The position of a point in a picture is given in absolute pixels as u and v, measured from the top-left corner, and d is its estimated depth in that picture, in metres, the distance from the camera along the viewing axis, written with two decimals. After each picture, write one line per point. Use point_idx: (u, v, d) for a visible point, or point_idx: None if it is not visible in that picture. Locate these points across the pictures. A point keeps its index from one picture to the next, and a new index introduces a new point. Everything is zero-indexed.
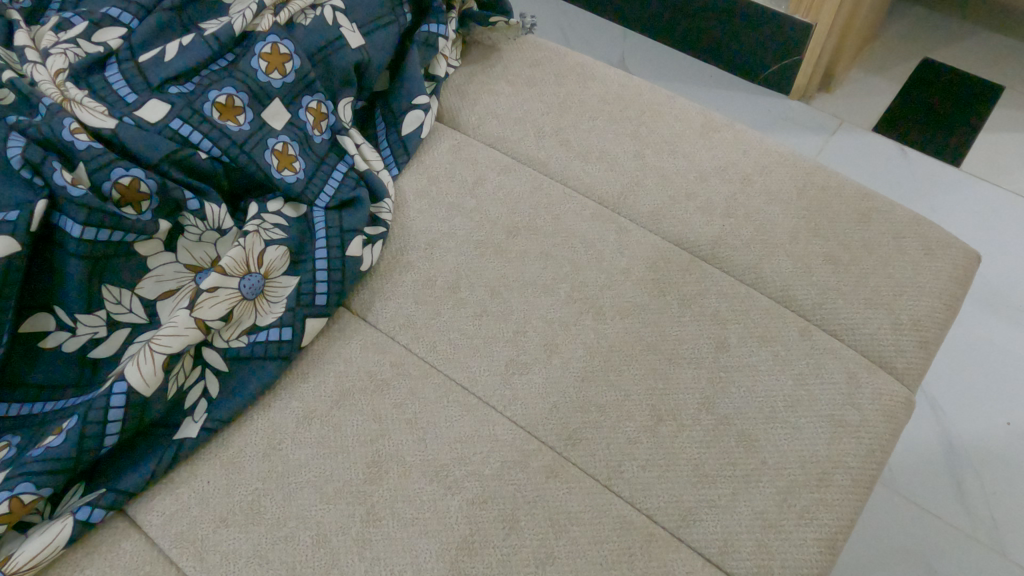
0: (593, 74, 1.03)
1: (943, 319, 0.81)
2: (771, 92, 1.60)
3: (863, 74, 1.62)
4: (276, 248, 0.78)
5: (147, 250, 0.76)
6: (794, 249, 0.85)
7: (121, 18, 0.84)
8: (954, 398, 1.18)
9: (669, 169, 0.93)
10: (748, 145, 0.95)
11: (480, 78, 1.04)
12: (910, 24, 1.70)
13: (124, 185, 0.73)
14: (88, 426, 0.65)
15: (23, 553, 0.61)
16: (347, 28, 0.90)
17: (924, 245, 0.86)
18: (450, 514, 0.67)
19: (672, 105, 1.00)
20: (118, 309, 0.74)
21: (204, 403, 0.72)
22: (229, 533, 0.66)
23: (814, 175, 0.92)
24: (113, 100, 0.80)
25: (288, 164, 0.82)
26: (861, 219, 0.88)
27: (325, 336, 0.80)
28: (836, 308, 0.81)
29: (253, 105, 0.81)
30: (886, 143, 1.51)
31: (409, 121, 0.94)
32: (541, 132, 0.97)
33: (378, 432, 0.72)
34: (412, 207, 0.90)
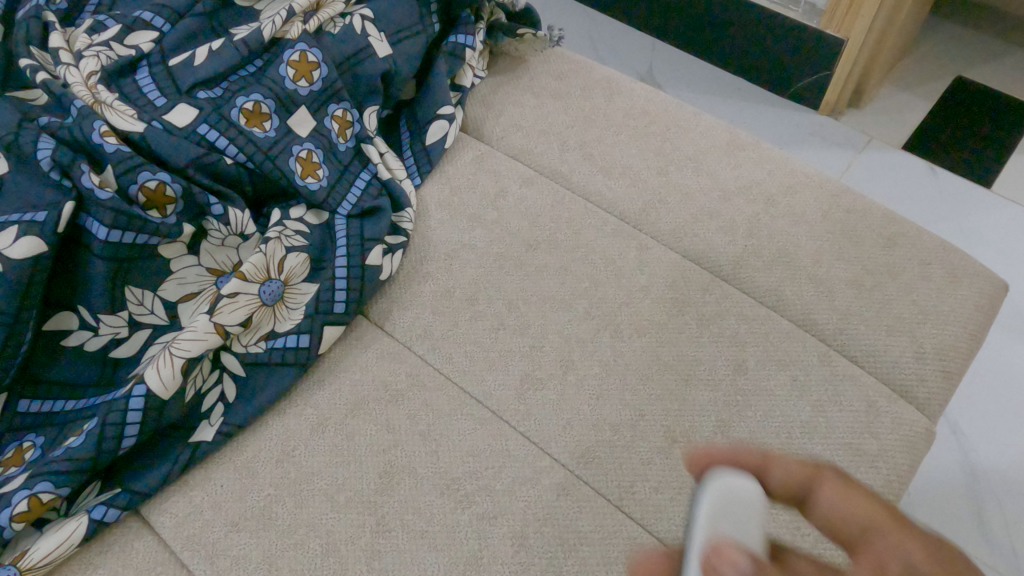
0: (619, 88, 1.03)
1: (967, 348, 0.79)
2: (800, 106, 1.59)
3: (895, 92, 1.59)
4: (296, 254, 0.79)
5: (170, 253, 0.77)
6: (817, 273, 0.84)
7: (154, 22, 0.86)
8: (977, 423, 1.16)
9: (692, 187, 0.92)
10: (773, 165, 0.94)
11: (507, 88, 1.04)
12: (945, 41, 1.68)
13: (151, 189, 0.74)
14: (108, 427, 0.66)
15: (38, 550, 0.62)
16: (375, 38, 0.90)
17: (950, 273, 0.84)
18: (460, 529, 0.67)
19: (698, 121, 1.00)
20: (140, 310, 0.75)
21: (220, 407, 0.73)
22: (240, 538, 0.66)
23: (840, 197, 0.90)
24: (142, 104, 0.81)
25: (312, 171, 0.82)
26: (887, 244, 0.86)
27: (343, 344, 0.80)
28: (858, 335, 0.80)
29: (279, 113, 0.82)
30: (915, 161, 1.49)
31: (433, 132, 0.94)
32: (565, 145, 0.97)
33: (391, 443, 0.72)
34: (433, 217, 0.90)
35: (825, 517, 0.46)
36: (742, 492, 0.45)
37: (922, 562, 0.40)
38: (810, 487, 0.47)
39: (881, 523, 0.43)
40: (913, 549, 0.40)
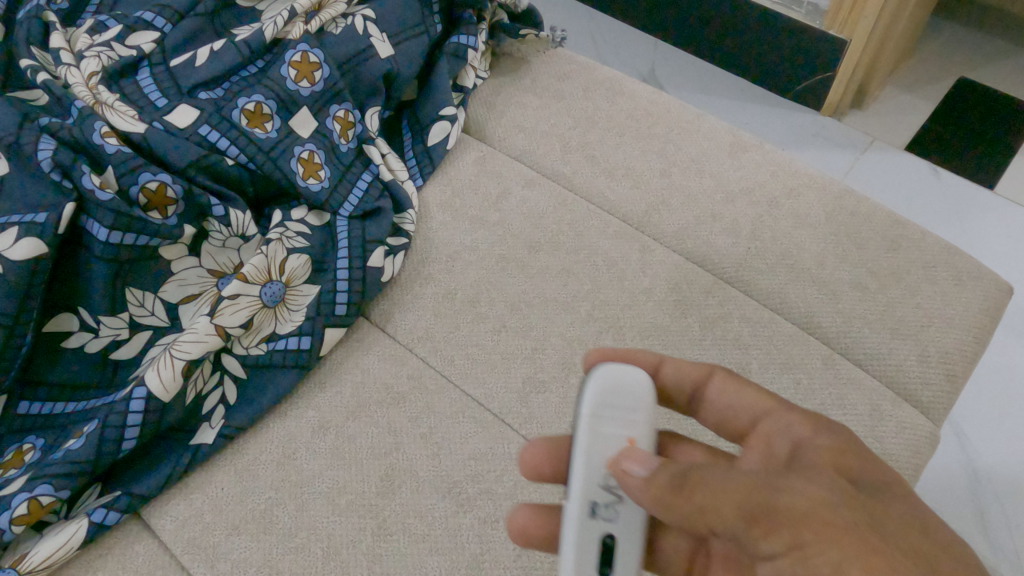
0: (622, 89, 1.03)
1: (972, 352, 0.79)
2: (802, 107, 1.58)
3: (897, 93, 1.59)
4: (298, 256, 0.79)
5: (170, 254, 0.76)
6: (820, 275, 0.83)
7: (155, 22, 0.85)
8: (980, 426, 1.16)
9: (695, 189, 0.92)
10: (776, 167, 0.94)
11: (509, 89, 1.03)
12: (948, 42, 1.67)
13: (151, 190, 0.74)
14: (108, 429, 0.65)
15: (38, 553, 0.61)
16: (377, 38, 0.89)
17: (955, 276, 0.83)
18: (462, 533, 0.67)
19: (701, 123, 0.99)
20: (140, 312, 0.74)
21: (221, 410, 0.73)
22: (240, 542, 0.66)
23: (844, 200, 0.90)
24: (143, 104, 0.80)
25: (313, 172, 0.82)
26: (891, 246, 0.85)
27: (344, 346, 0.80)
28: (862, 338, 0.79)
29: (281, 113, 0.82)
30: (918, 163, 1.48)
31: (435, 132, 0.94)
32: (568, 146, 0.96)
33: (392, 446, 0.72)
34: (435, 218, 0.90)
35: (717, 406, 0.61)
36: (619, 383, 0.57)
37: (805, 437, 0.54)
38: (699, 382, 0.62)
39: (765, 406, 0.58)
40: (797, 427, 0.55)
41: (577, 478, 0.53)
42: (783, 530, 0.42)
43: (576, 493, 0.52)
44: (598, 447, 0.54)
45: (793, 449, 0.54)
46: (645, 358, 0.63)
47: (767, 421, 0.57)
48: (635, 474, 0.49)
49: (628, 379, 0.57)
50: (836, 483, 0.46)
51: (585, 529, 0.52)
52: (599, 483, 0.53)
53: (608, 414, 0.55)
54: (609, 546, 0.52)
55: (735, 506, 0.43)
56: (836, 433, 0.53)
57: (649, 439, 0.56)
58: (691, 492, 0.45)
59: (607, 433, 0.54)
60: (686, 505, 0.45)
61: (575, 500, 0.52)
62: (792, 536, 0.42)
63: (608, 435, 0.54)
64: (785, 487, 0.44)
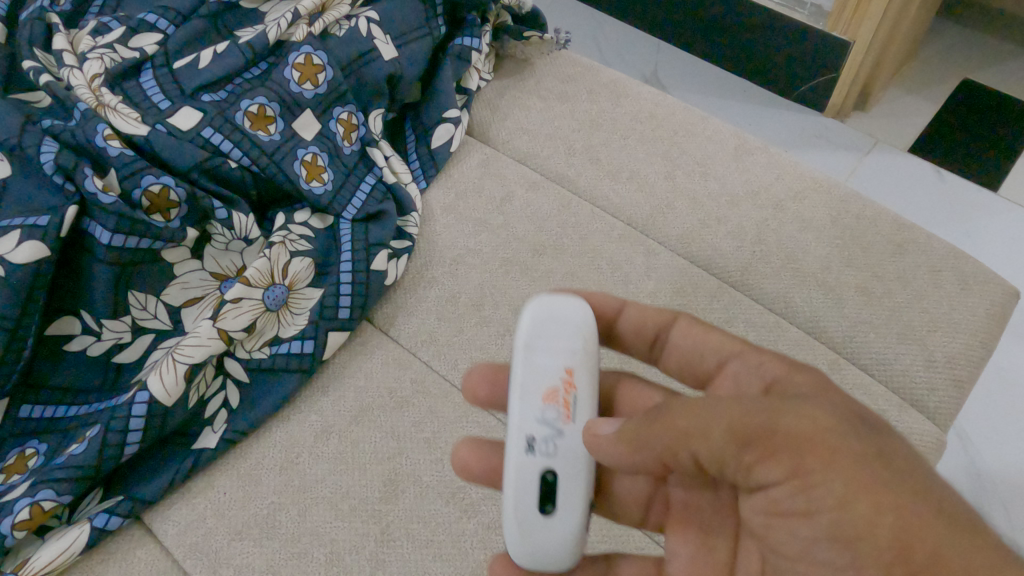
0: (626, 91, 1.02)
1: (978, 356, 0.78)
2: (806, 109, 1.58)
3: (901, 95, 1.58)
4: (301, 260, 0.79)
5: (174, 257, 0.77)
6: (826, 279, 0.83)
7: (158, 24, 0.85)
8: (985, 429, 1.15)
9: (700, 192, 0.91)
10: (781, 170, 0.93)
11: (513, 92, 1.03)
12: (953, 44, 1.66)
13: (154, 194, 0.73)
14: (110, 434, 0.65)
15: (39, 559, 0.61)
16: (380, 40, 0.89)
17: (961, 281, 0.83)
18: (465, 539, 0.66)
19: (705, 125, 0.99)
20: (143, 315, 0.74)
21: (224, 414, 0.72)
22: (243, 547, 0.66)
23: (849, 203, 0.89)
24: (146, 106, 0.80)
25: (316, 175, 0.82)
26: (897, 251, 0.85)
27: (347, 349, 0.79)
28: (867, 342, 0.79)
29: (284, 116, 0.82)
30: (922, 165, 1.48)
31: (439, 135, 0.93)
32: (572, 149, 0.96)
33: (395, 451, 0.71)
34: (438, 221, 0.89)
35: (682, 348, 0.63)
36: (552, 313, 0.58)
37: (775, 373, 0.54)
38: (662, 326, 0.63)
39: (732, 348, 0.59)
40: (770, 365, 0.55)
41: (513, 416, 0.55)
42: (782, 455, 0.44)
43: (513, 433, 0.55)
44: (532, 382, 0.56)
45: (768, 383, 0.54)
46: (607, 303, 0.64)
47: (734, 362, 0.59)
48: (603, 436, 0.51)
49: (562, 309, 0.58)
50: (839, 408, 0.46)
51: (524, 467, 0.54)
52: (536, 421, 0.55)
53: (543, 347, 0.57)
54: (550, 479, 0.54)
55: (727, 427, 0.45)
56: (812, 369, 0.53)
57: (587, 365, 0.57)
58: (669, 420, 0.47)
59: (543, 366, 0.56)
60: (665, 431, 0.47)
61: (514, 437, 0.55)
62: (793, 462, 0.43)
63: (541, 367, 0.56)
64: (784, 410, 0.44)
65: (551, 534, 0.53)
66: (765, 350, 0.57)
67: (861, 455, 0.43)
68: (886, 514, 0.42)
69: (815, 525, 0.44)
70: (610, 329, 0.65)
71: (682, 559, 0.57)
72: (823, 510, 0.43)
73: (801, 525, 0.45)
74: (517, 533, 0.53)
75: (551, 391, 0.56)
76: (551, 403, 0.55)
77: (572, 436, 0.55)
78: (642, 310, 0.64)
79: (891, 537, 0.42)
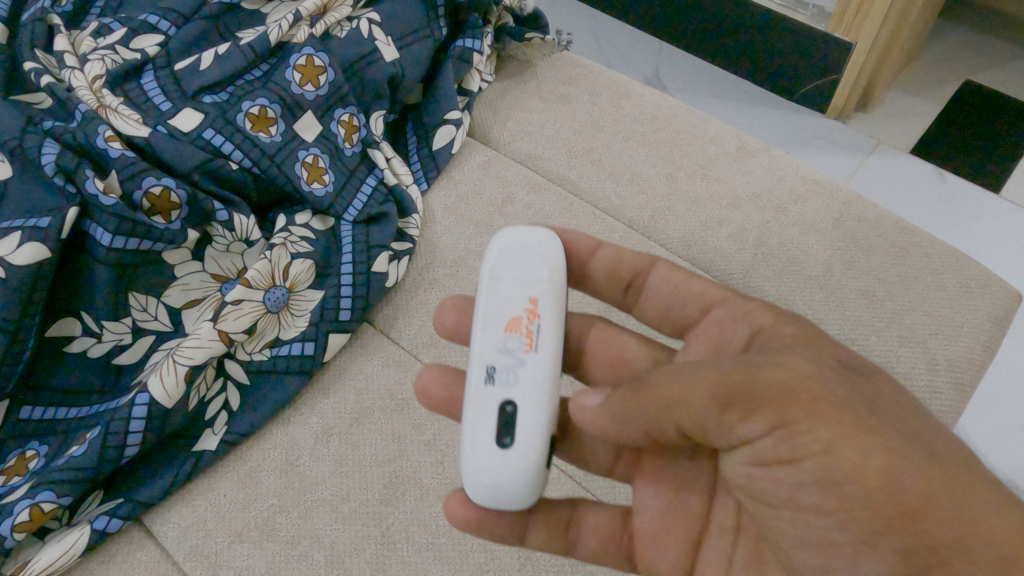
0: (628, 93, 1.02)
1: (980, 360, 0.78)
2: (808, 110, 1.58)
3: (903, 96, 1.58)
4: (302, 261, 0.78)
5: (174, 259, 0.76)
6: (827, 282, 0.83)
7: (160, 25, 0.85)
8: (990, 432, 1.15)
9: (701, 194, 0.91)
10: (783, 172, 0.93)
11: (514, 93, 1.03)
12: (955, 45, 1.66)
13: (155, 195, 0.73)
14: (110, 436, 0.65)
15: (40, 560, 0.61)
16: (382, 42, 0.89)
17: (963, 284, 0.82)
18: (466, 541, 0.66)
19: (707, 127, 0.98)
20: (144, 316, 0.74)
21: (224, 416, 0.72)
22: (243, 549, 0.66)
23: (851, 205, 0.89)
24: (147, 108, 0.80)
25: (318, 177, 0.82)
26: (899, 253, 0.85)
27: (348, 351, 0.79)
28: (869, 345, 0.78)
29: (286, 117, 0.81)
30: (924, 166, 1.47)
31: (440, 137, 0.93)
32: (573, 151, 0.96)
33: (396, 453, 0.71)
34: (440, 223, 0.89)
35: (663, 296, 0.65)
36: (521, 246, 0.59)
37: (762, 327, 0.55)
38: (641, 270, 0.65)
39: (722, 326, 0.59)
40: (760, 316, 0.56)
41: (475, 345, 0.55)
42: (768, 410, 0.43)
43: (475, 364, 0.55)
44: (495, 313, 0.56)
45: (753, 331, 0.56)
46: (584, 244, 0.65)
47: (719, 309, 0.61)
48: (590, 406, 0.51)
49: (528, 241, 0.60)
50: (823, 361, 0.47)
51: (482, 397, 0.53)
52: (497, 352, 0.55)
53: (507, 279, 0.58)
54: (507, 409, 0.52)
55: (707, 390, 0.45)
56: (796, 321, 0.54)
57: (552, 296, 0.57)
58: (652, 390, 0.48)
59: (507, 297, 0.57)
60: (648, 403, 0.48)
61: (474, 367, 0.54)
62: (776, 416, 0.43)
63: (504, 297, 0.57)
64: (777, 365, 0.45)
65: (507, 466, 0.51)
66: (749, 299, 0.59)
67: (869, 435, 0.42)
68: (891, 473, 0.41)
69: (798, 475, 0.44)
70: (582, 270, 0.66)
71: (652, 510, 0.59)
72: (805, 459, 0.43)
73: (782, 473, 0.44)
74: (472, 464, 0.52)
75: (513, 320, 0.55)
76: (512, 331, 0.55)
77: (532, 364, 0.54)
78: (618, 253, 0.65)
79: (878, 484, 0.41)
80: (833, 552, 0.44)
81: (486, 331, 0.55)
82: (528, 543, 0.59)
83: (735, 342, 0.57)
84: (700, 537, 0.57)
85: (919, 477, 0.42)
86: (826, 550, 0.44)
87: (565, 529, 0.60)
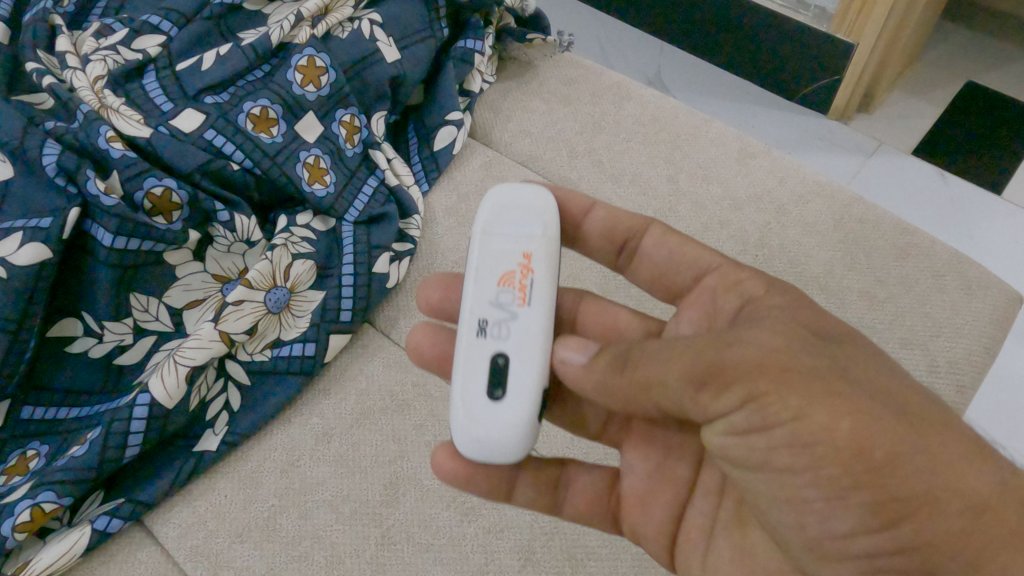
0: (629, 94, 1.02)
1: (982, 362, 0.77)
2: (809, 110, 1.58)
3: (905, 98, 1.57)
4: (303, 262, 0.78)
5: (175, 259, 0.76)
6: (828, 284, 0.83)
7: (161, 25, 0.85)
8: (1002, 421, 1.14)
9: (702, 195, 0.91)
10: (785, 173, 0.93)
11: (515, 94, 1.03)
12: (957, 46, 1.66)
13: (156, 196, 0.74)
14: (110, 437, 0.65)
15: (40, 560, 0.61)
16: (383, 42, 0.89)
17: (965, 285, 0.82)
18: (466, 542, 0.66)
19: (708, 128, 0.98)
20: (145, 316, 0.74)
21: (225, 416, 0.72)
22: (244, 550, 0.66)
23: (852, 207, 0.89)
24: (149, 108, 0.80)
25: (319, 177, 0.82)
26: (900, 255, 0.84)
27: (348, 352, 0.79)
28: None
29: (287, 117, 0.81)
30: (925, 167, 1.47)
31: (442, 137, 0.93)
32: (574, 152, 0.96)
33: (396, 454, 0.71)
34: (441, 224, 0.89)
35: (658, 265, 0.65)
36: (513, 202, 0.60)
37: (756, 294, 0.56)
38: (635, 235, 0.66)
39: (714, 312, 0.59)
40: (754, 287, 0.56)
41: (467, 299, 0.56)
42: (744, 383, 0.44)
43: (466, 318, 0.55)
44: (487, 267, 0.57)
45: (744, 300, 0.56)
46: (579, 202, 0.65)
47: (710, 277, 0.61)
48: (574, 362, 0.52)
49: (521, 196, 0.60)
50: (796, 330, 0.46)
51: (475, 350, 0.54)
52: (490, 306, 0.55)
53: (500, 233, 0.58)
54: (500, 362, 0.53)
55: (685, 370, 0.45)
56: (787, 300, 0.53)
57: (547, 251, 0.57)
58: (634, 373, 0.47)
59: (500, 251, 0.57)
60: (631, 384, 0.47)
61: (466, 320, 0.55)
62: (744, 389, 0.43)
63: (497, 250, 0.57)
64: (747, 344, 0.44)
65: (499, 419, 0.52)
66: (743, 269, 0.59)
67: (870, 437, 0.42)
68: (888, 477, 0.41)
69: (771, 440, 0.44)
70: (576, 229, 0.67)
71: (638, 474, 0.59)
72: (774, 426, 0.43)
73: (764, 452, 0.45)
74: (464, 417, 0.52)
75: (506, 274, 0.56)
76: (506, 285, 0.56)
77: (525, 319, 0.54)
78: (611, 213, 0.66)
79: (848, 449, 0.42)
80: (804, 508, 0.44)
81: (478, 284, 0.56)
82: (515, 499, 0.60)
83: (726, 310, 0.57)
84: (685, 501, 0.57)
85: (890, 454, 0.42)
86: (798, 506, 0.45)
87: (555, 488, 0.61)
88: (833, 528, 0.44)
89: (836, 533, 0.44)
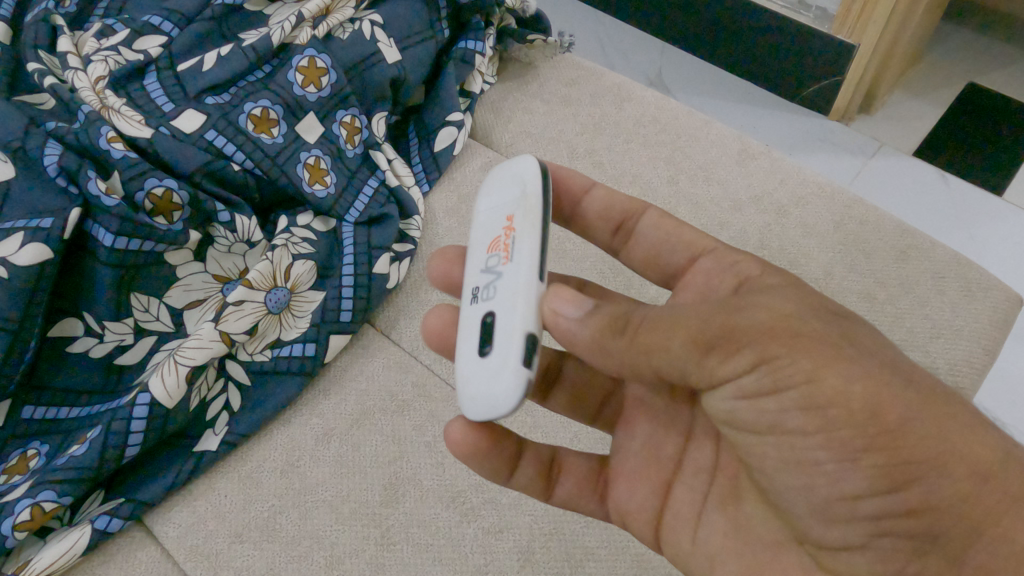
0: (630, 95, 1.02)
1: (982, 363, 0.77)
2: (809, 111, 1.58)
3: (906, 99, 1.58)
4: (303, 262, 0.79)
5: (176, 260, 0.76)
6: (828, 285, 0.83)
7: (162, 26, 0.85)
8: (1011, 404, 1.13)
9: (703, 197, 0.91)
10: (785, 174, 0.93)
11: (516, 95, 1.03)
12: (958, 48, 1.66)
13: (158, 197, 0.73)
14: (111, 436, 0.65)
15: (41, 560, 0.61)
16: (384, 43, 0.89)
17: (965, 287, 0.82)
18: (465, 543, 0.66)
19: (709, 129, 0.98)
20: (145, 317, 0.74)
21: (225, 416, 0.72)
22: (244, 549, 0.66)
23: (853, 208, 0.89)
24: (150, 108, 0.80)
25: (319, 177, 0.82)
26: (900, 256, 0.84)
27: (348, 353, 0.79)
28: None
29: (288, 118, 0.82)
30: (925, 168, 1.47)
31: (442, 137, 0.94)
32: (575, 153, 0.96)
33: (396, 454, 0.71)
34: (441, 225, 0.89)
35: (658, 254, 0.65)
36: (505, 176, 0.59)
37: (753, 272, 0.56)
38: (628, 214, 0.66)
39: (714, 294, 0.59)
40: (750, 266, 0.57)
41: (466, 275, 0.55)
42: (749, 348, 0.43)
43: (465, 292, 0.54)
44: (482, 239, 0.56)
45: (741, 281, 0.56)
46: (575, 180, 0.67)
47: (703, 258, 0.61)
48: (567, 316, 0.48)
49: (511, 167, 0.60)
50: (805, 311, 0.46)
51: (470, 318, 0.52)
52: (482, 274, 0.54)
53: (493, 206, 0.58)
54: (489, 321, 0.50)
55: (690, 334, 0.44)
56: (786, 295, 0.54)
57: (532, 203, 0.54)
58: (634, 335, 0.46)
59: (491, 222, 0.56)
60: (631, 346, 0.46)
61: (465, 292, 0.54)
62: (755, 352, 0.43)
63: (488, 223, 0.57)
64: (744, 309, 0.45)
65: (491, 377, 0.48)
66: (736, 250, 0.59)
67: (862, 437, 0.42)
68: None
69: (781, 404, 0.44)
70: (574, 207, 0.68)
71: (629, 451, 0.60)
72: (786, 390, 0.43)
73: (776, 436, 0.46)
74: (462, 384, 0.50)
75: (494, 241, 0.55)
76: (494, 250, 0.54)
77: (510, 274, 0.51)
78: (609, 194, 0.67)
79: (859, 417, 0.42)
80: (814, 471, 0.44)
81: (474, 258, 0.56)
82: (516, 478, 0.61)
83: (723, 290, 0.58)
84: (669, 481, 0.57)
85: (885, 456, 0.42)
86: (807, 470, 0.45)
87: (550, 469, 0.62)
88: (847, 489, 0.44)
89: (849, 493, 0.44)
